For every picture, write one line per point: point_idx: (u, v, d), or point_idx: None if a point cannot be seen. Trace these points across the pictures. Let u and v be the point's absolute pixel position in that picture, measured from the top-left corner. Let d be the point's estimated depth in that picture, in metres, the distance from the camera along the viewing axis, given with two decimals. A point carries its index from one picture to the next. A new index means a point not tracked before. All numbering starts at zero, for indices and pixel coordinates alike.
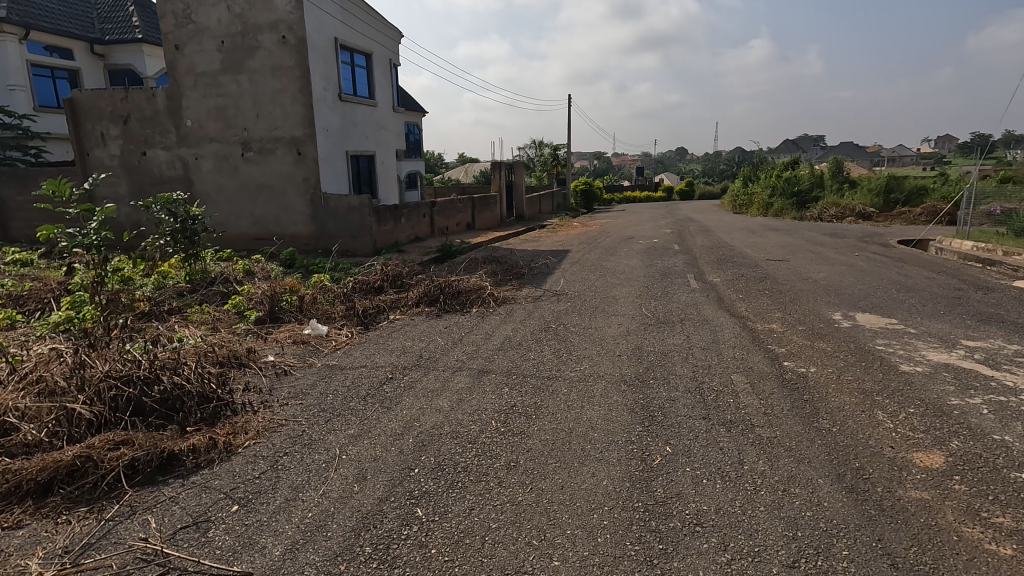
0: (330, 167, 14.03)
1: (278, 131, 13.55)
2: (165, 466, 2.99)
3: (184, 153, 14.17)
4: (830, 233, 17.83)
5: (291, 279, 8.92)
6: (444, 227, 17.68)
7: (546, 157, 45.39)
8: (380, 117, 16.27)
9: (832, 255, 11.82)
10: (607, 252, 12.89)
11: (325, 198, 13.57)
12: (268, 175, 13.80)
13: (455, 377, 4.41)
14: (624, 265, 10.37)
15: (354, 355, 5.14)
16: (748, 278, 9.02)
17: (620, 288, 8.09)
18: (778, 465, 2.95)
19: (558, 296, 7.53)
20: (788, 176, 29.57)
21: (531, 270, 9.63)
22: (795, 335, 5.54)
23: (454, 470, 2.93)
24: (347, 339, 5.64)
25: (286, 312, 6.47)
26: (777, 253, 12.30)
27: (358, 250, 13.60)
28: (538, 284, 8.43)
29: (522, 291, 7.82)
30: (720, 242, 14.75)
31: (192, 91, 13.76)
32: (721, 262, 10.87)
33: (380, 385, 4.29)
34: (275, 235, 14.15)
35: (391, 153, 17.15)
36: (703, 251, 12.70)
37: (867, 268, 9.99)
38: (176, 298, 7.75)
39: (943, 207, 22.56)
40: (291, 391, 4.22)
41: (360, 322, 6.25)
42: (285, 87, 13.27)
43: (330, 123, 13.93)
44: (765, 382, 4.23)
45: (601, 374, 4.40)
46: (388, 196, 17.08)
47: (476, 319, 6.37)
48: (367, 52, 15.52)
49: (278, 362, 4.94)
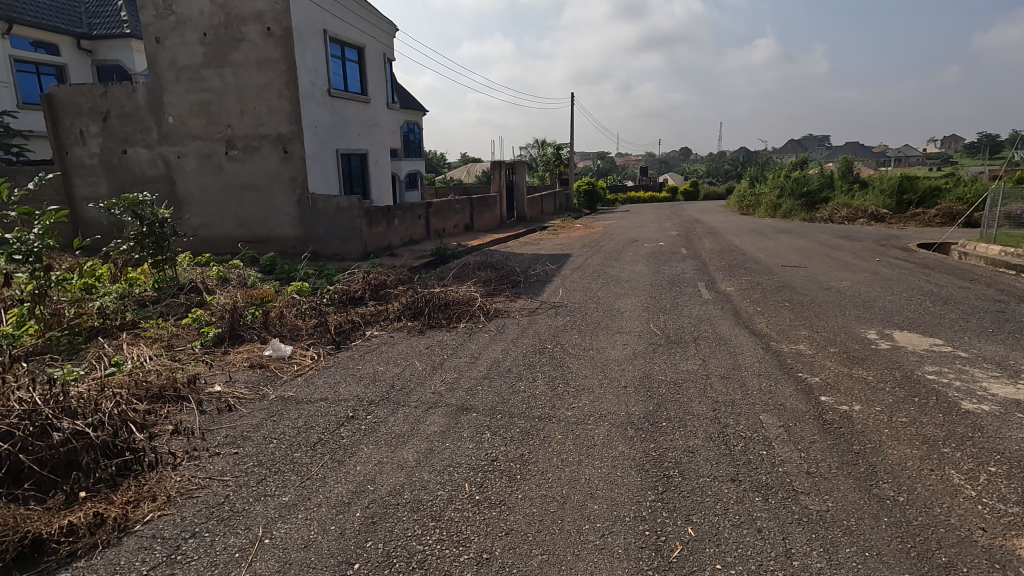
0: (319, 167, 13.31)
1: (263, 128, 12.87)
2: (27, 558, 2.29)
3: (166, 152, 13.50)
4: (845, 235, 17.01)
5: (267, 288, 8.23)
6: (441, 229, 16.95)
7: (549, 157, 44.62)
8: (373, 114, 15.55)
9: (851, 261, 11.04)
10: (611, 256, 12.13)
11: (313, 198, 12.89)
12: (254, 174, 13.13)
13: (428, 417, 3.67)
14: (629, 272, 9.63)
15: (316, 385, 4.42)
16: (765, 287, 8.28)
17: (624, 299, 7.37)
18: (839, 563, 2.21)
19: (555, 309, 6.80)
20: (797, 176, 28.73)
21: (528, 278, 8.89)
22: (827, 360, 4.80)
23: (406, 567, 2.20)
24: (312, 364, 4.93)
25: (248, 329, 5.77)
26: (792, 257, 11.53)
27: (348, 253, 12.90)
28: (535, 293, 7.70)
29: (516, 303, 7.09)
30: (730, 245, 13.99)
31: (174, 86, 13.09)
32: (734, 269, 10.10)
33: (336, 427, 3.57)
34: (261, 238, 13.47)
35: (385, 152, 16.43)
36: (712, 256, 11.94)
37: (894, 275, 9.20)
38: (136, 310, 7.05)
39: (959, 208, 21.72)
40: (227, 435, 3.51)
41: (332, 340, 5.56)
42: (271, 81, 12.60)
43: (318, 119, 13.23)
44: (802, 426, 3.48)
45: (603, 415, 3.65)
46: (382, 197, 16.35)
47: (462, 338, 5.65)
48: (360, 46, 14.82)
49: (225, 393, 4.23)
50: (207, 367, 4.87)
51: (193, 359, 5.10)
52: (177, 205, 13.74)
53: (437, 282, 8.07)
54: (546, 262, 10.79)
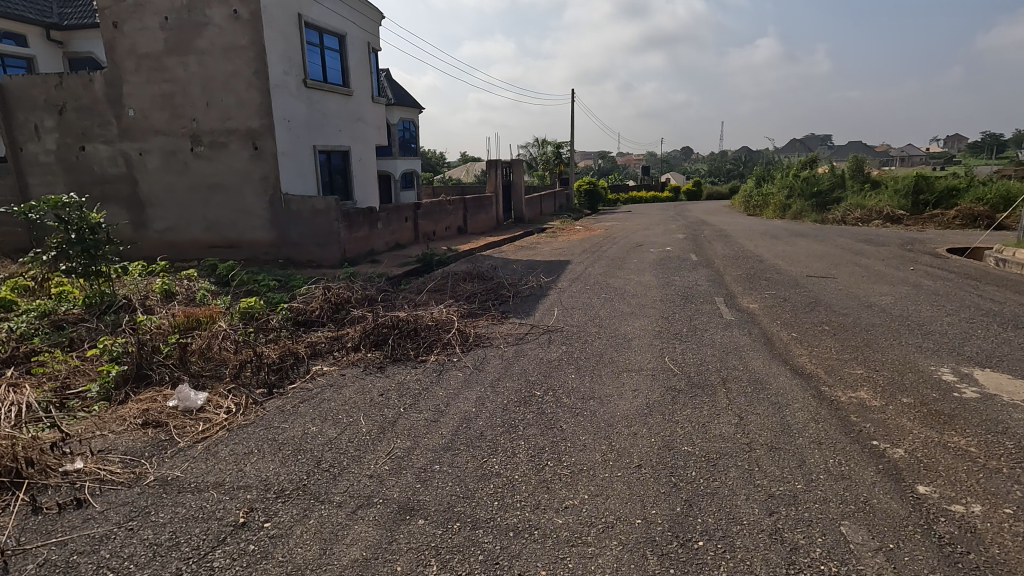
0: (293, 165, 12.14)
1: (231, 122, 11.71)
2: None
3: (127, 148, 12.35)
4: (866, 239, 15.80)
5: (214, 306, 7.08)
6: (431, 232, 15.77)
7: (549, 155, 43.47)
8: (356, 107, 14.35)
9: (883, 270, 9.86)
10: (615, 264, 10.95)
11: (286, 199, 11.74)
12: (222, 173, 11.98)
13: (351, 528, 2.50)
14: (636, 285, 8.46)
15: (219, 458, 3.25)
16: (795, 305, 7.11)
17: (632, 321, 6.20)
18: None
19: (548, 336, 5.63)
20: (807, 176, 27.52)
21: (520, 293, 7.72)
22: (905, 420, 3.62)
23: None
24: (226, 422, 3.74)
25: (156, 363, 4.55)
26: (817, 266, 10.35)
27: (325, 260, 11.73)
28: (526, 313, 6.54)
29: (501, 327, 5.92)
30: (744, 251, 12.81)
31: (134, 76, 11.95)
32: (753, 281, 8.93)
33: (210, 548, 2.40)
34: (231, 243, 12.31)
35: (371, 148, 15.23)
36: (727, 264, 10.77)
37: (938, 289, 8.03)
38: (49, 333, 5.89)
39: (982, 210, 20.51)
40: (43, 563, 2.33)
41: (266, 382, 4.41)
42: (239, 70, 11.44)
43: (292, 113, 12.05)
44: (911, 553, 2.30)
45: (611, 527, 2.48)
46: (367, 198, 15.16)
47: (428, 379, 4.47)
48: (341, 33, 13.65)
49: (84, 474, 3.05)
50: (86, 428, 3.70)
51: (76, 413, 3.93)
52: (141, 206, 12.60)
53: (412, 301, 6.92)
54: (541, 272, 9.62)
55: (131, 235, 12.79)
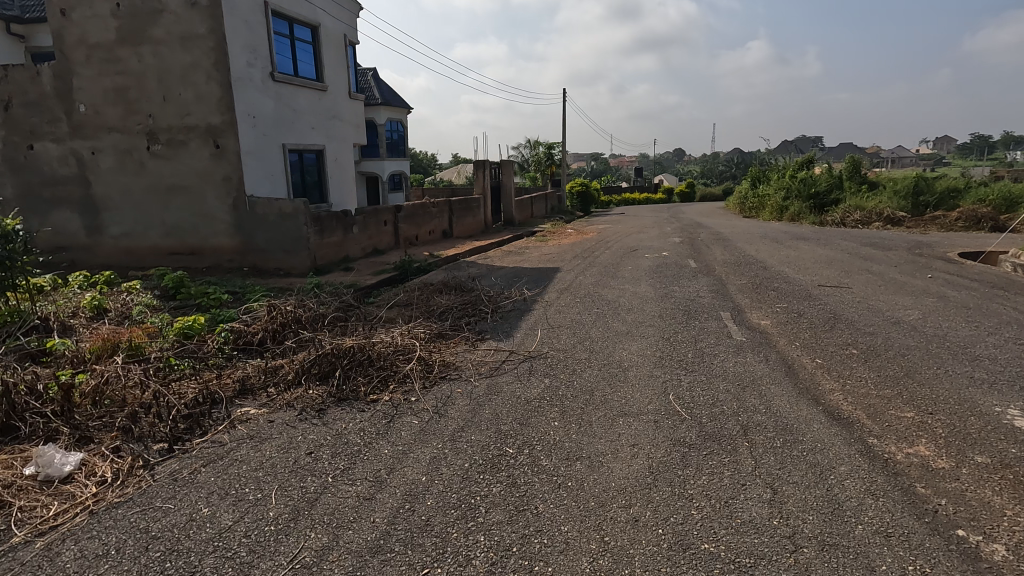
0: (260, 165, 11.19)
1: (191, 117, 10.76)
2: None
3: (79, 147, 11.34)
4: (870, 243, 15.01)
5: (146, 327, 6.13)
6: (413, 236, 14.85)
7: (540, 157, 42.69)
8: (330, 104, 13.40)
9: (899, 278, 9.03)
10: (608, 271, 10.09)
11: (251, 202, 10.79)
12: (181, 174, 11.01)
13: None
14: (632, 297, 7.61)
15: (56, 566, 2.33)
16: (811, 322, 6.29)
17: (628, 344, 5.31)
18: None
19: (528, 365, 4.73)
20: (804, 177, 26.84)
21: (500, 309, 6.83)
22: (990, 493, 2.75)
23: None
24: (91, 500, 2.82)
25: (30, 411, 3.61)
26: (826, 274, 9.55)
27: (293, 268, 10.78)
28: (506, 335, 5.66)
29: (474, 353, 5.02)
30: (746, 257, 11.99)
31: (85, 68, 10.97)
32: (760, 291, 8.10)
33: None
34: (193, 250, 11.33)
35: (347, 148, 14.26)
36: (729, 271, 9.94)
37: (966, 301, 7.24)
38: None
39: (985, 211, 19.79)
40: None
41: (166, 436, 3.48)
42: (198, 61, 10.50)
43: (257, 108, 11.09)
44: None
45: None
46: (344, 201, 14.19)
47: (374, 429, 3.56)
48: (314, 24, 12.73)
49: None
50: None
51: None
52: (95, 210, 11.59)
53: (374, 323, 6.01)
54: (526, 282, 8.73)
55: (85, 241, 11.77)
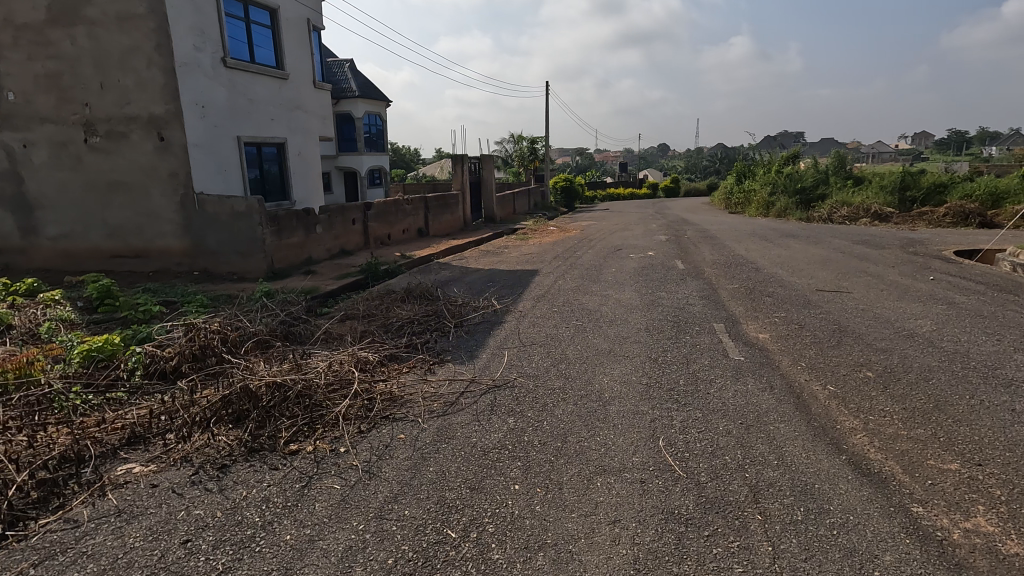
0: (210, 159, 10.25)
1: (132, 107, 9.77)
2: None
3: (9, 140, 10.27)
4: (862, 241, 14.45)
5: (50, 349, 5.19)
6: (385, 235, 13.96)
7: (524, 151, 41.86)
8: (292, 94, 12.42)
9: (901, 281, 8.41)
10: (591, 274, 9.35)
11: (201, 200, 9.85)
12: (123, 169, 10.01)
13: None
14: (615, 305, 6.87)
15: None
16: (815, 335, 5.59)
17: (610, 369, 4.56)
18: None
19: (491, 398, 3.96)
20: (790, 172, 26.36)
21: (466, 322, 6.05)
22: None
23: None
24: None
25: None
26: (823, 276, 8.90)
27: (248, 272, 9.87)
28: (468, 357, 4.87)
29: (428, 382, 4.23)
30: (736, 257, 11.33)
31: (12, 51, 9.91)
32: (754, 297, 7.43)
33: None
34: (138, 252, 10.34)
35: (313, 142, 13.30)
36: (719, 273, 9.26)
37: (978, 308, 6.60)
38: None
39: (973, 207, 19.38)
40: None
41: (4, 515, 2.66)
42: (137, 43, 9.51)
43: (205, 97, 10.12)
44: None
45: None
46: (309, 199, 13.25)
47: (281, 500, 2.76)
48: (272, 6, 11.74)
49: None
50: None
51: None
52: (29, 209, 10.53)
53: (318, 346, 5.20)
54: (499, 288, 7.96)
55: (19, 244, 10.70)
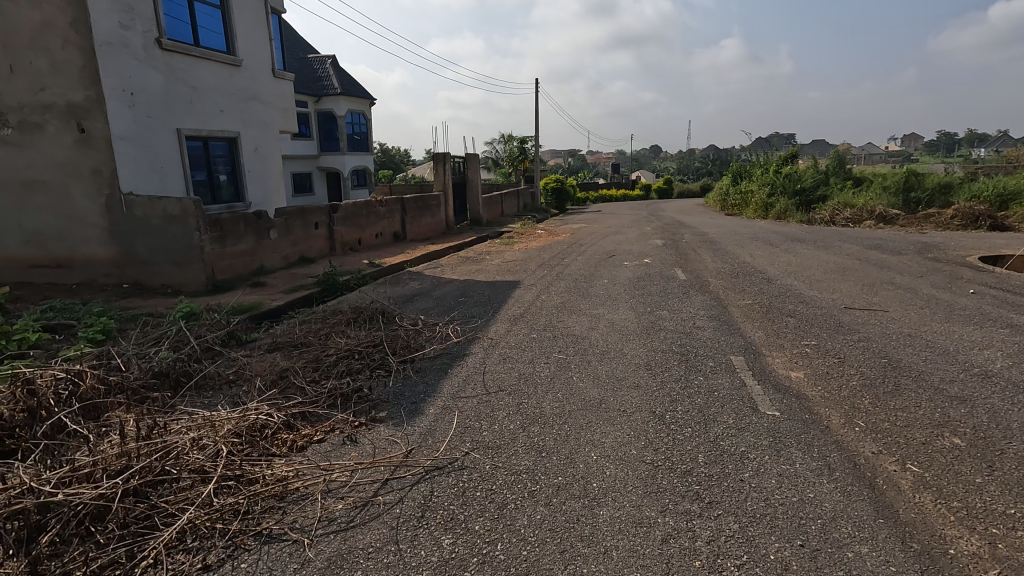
0: (141, 155, 8.93)
1: (48, 93, 8.38)
2: None
3: None
4: (874, 246, 13.32)
5: None
6: (354, 241, 12.64)
7: (513, 151, 40.54)
8: (244, 82, 11.08)
9: (937, 296, 7.20)
10: (579, 287, 8.07)
11: (129, 201, 8.50)
12: (38, 165, 8.56)
13: None
14: (609, 330, 5.60)
15: None
16: (865, 375, 4.35)
17: (602, 436, 3.27)
18: None
19: (426, 493, 2.69)
20: (789, 172, 25.24)
21: (419, 356, 4.77)
22: None
23: None
24: None
25: None
26: (848, 289, 7.67)
27: (185, 286, 8.53)
28: (409, 414, 3.59)
29: (339, 464, 2.93)
30: (742, 266, 10.08)
31: None
32: (773, 318, 6.18)
33: None
34: (60, 262, 8.89)
35: (272, 136, 11.96)
36: (728, 286, 8.01)
37: None
38: None
39: (983, 209, 18.31)
40: None
41: None
42: (52, 19, 8.17)
43: (134, 83, 8.80)
44: None
45: None
46: (267, 200, 11.90)
47: None
48: None
49: None
50: None
51: None
52: None
53: (216, 399, 3.91)
54: (469, 306, 6.68)
55: None
